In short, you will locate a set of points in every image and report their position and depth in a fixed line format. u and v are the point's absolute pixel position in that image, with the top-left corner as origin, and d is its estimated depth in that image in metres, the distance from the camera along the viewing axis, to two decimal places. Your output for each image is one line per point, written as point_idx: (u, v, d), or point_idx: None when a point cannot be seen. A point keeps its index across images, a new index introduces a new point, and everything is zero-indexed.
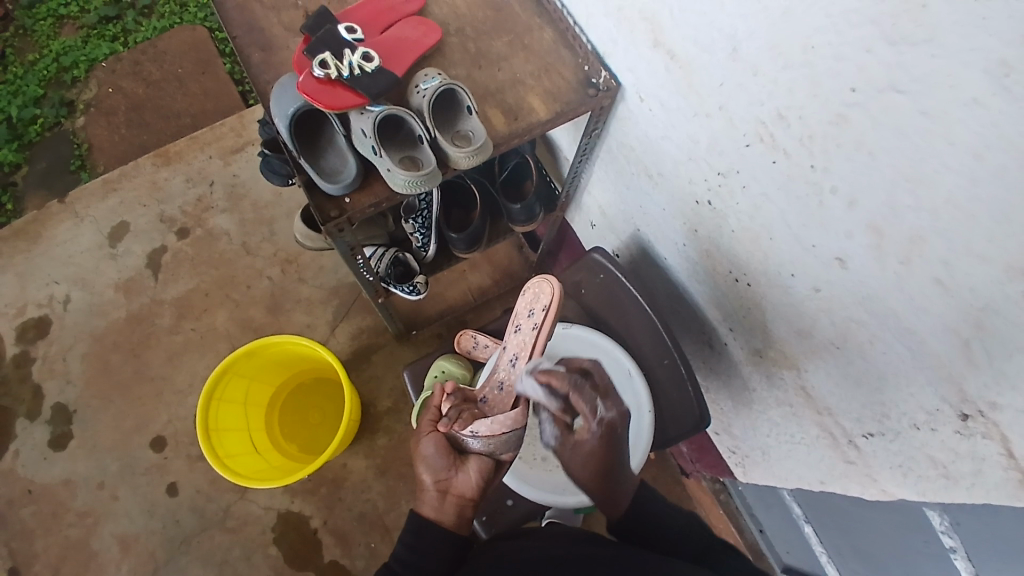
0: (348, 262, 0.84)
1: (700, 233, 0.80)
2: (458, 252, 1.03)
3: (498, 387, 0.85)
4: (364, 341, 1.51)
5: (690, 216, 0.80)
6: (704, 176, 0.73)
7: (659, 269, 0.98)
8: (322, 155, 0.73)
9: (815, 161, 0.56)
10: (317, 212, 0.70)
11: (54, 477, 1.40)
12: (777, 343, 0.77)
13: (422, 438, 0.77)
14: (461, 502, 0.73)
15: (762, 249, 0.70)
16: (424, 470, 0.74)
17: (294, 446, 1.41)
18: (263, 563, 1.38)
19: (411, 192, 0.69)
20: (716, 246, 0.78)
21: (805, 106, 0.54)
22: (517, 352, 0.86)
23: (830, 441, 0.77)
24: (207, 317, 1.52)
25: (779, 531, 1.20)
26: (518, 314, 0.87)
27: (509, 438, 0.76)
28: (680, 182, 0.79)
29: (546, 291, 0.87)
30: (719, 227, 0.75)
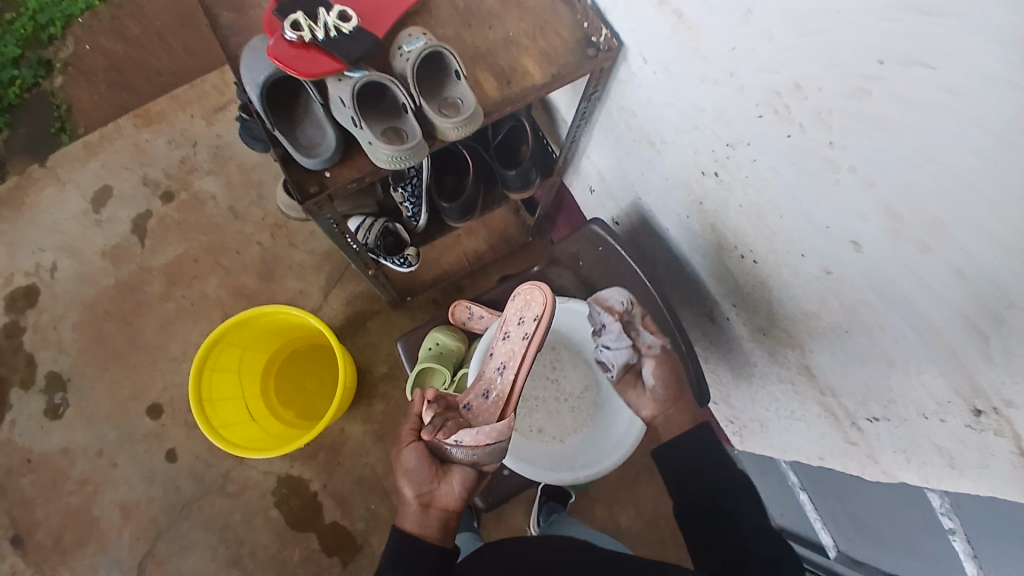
0: (332, 239, 0.81)
1: (705, 206, 0.76)
2: (451, 222, 1.00)
3: (482, 395, 0.79)
4: (358, 308, 1.49)
5: (695, 188, 0.76)
6: (710, 147, 0.68)
7: (659, 240, 0.94)
8: (300, 126, 0.68)
9: (831, 138, 0.51)
10: (294, 191, 0.66)
11: (52, 445, 1.40)
12: (783, 322, 0.75)
13: (402, 449, 0.72)
14: (445, 515, 0.70)
15: (769, 227, 0.66)
16: (405, 483, 0.70)
17: (291, 412, 1.41)
18: (264, 526, 1.40)
19: (394, 168, 0.65)
20: (721, 220, 0.74)
21: (821, 78, 0.49)
22: (504, 361, 0.80)
23: (831, 421, 0.76)
24: (197, 284, 1.49)
25: (772, 496, 1.23)
26: (507, 321, 0.81)
27: (494, 449, 0.71)
28: (684, 152, 0.74)
29: (539, 300, 0.80)
30: (724, 201, 0.71)
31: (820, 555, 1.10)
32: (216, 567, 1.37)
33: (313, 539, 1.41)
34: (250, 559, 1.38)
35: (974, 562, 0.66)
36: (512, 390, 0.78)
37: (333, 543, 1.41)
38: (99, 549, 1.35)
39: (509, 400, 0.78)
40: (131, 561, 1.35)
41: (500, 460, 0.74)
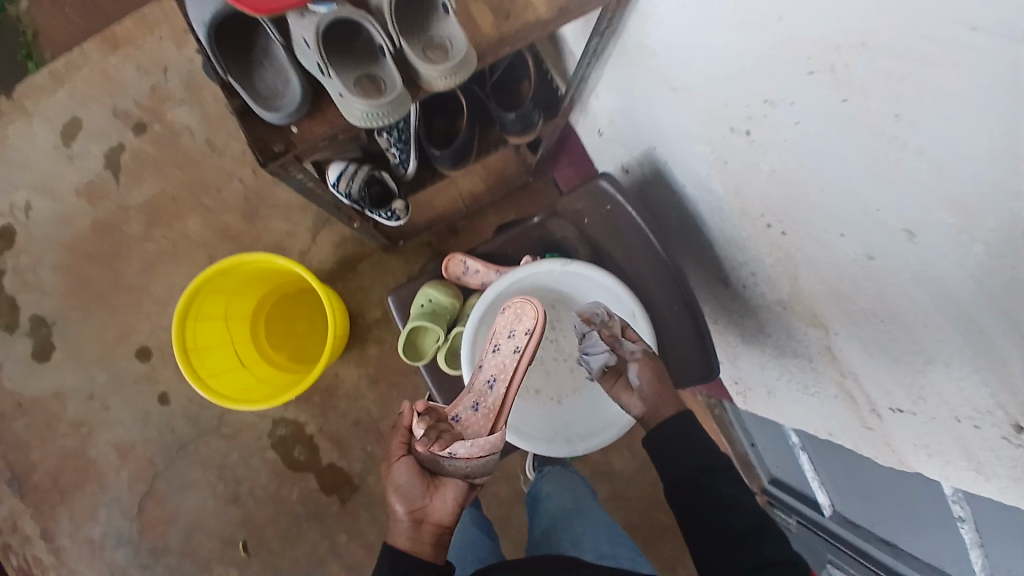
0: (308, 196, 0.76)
1: (730, 166, 0.67)
2: (443, 169, 0.92)
3: (472, 407, 0.79)
4: (348, 250, 1.41)
5: (721, 145, 0.66)
6: (745, 103, 0.59)
7: (673, 195, 0.85)
8: (259, 73, 0.59)
9: (898, 110, 0.42)
10: (256, 150, 0.58)
11: (44, 389, 1.38)
12: (807, 298, 0.68)
13: (394, 465, 0.76)
14: (438, 530, 0.75)
15: (806, 199, 0.58)
16: (397, 500, 0.74)
17: (283, 355, 1.37)
18: (262, 466, 1.41)
19: (369, 128, 0.57)
20: (749, 185, 0.66)
21: (897, 34, 0.39)
22: (494, 374, 0.80)
23: (848, 402, 0.71)
24: (178, 223, 1.40)
25: (770, 450, 1.24)
26: (498, 334, 0.81)
27: (486, 461, 0.75)
28: (711, 104, 0.64)
29: (530, 315, 0.81)
30: (755, 164, 0.62)
31: (814, 511, 1.15)
32: (216, 504, 1.40)
33: (311, 479, 1.42)
34: (250, 497, 1.40)
35: (981, 549, 0.66)
36: (503, 403, 0.79)
37: (331, 483, 1.42)
38: (99, 488, 1.37)
39: (500, 412, 0.78)
40: (132, 500, 1.37)
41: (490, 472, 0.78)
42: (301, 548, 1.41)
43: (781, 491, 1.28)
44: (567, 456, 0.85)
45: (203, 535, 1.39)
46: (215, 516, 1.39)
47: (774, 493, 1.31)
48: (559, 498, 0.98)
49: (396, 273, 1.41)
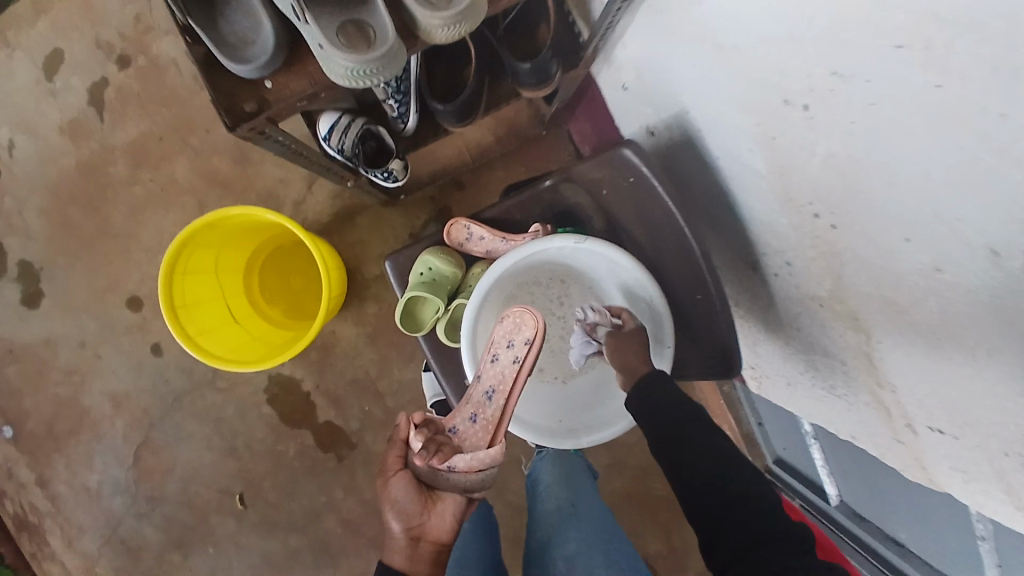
0: (291, 159, 0.78)
1: (778, 144, 0.59)
2: (448, 125, 0.86)
3: (470, 419, 0.78)
4: (345, 202, 1.33)
5: (768, 119, 0.58)
6: (806, 73, 0.50)
7: (703, 167, 0.76)
8: (229, 22, 0.64)
9: (1001, 106, 0.35)
10: (225, 114, 0.63)
11: (34, 335, 1.35)
12: (849, 299, 0.61)
13: (392, 478, 0.72)
14: (437, 548, 0.70)
15: (867, 195, 0.50)
16: (393, 515, 0.69)
17: (279, 311, 1.31)
18: (258, 421, 1.38)
19: (353, 86, 0.57)
20: (797, 167, 0.58)
21: (1011, 15, 0.31)
22: (493, 385, 0.77)
23: (880, 412, 0.66)
24: (166, 167, 1.33)
25: (779, 430, 1.21)
26: (496, 344, 0.78)
27: (485, 475, 0.74)
28: (762, 70, 0.55)
29: (529, 325, 0.79)
30: (811, 147, 0.54)
31: (818, 497, 1.13)
32: (213, 456, 1.37)
33: (307, 435, 1.39)
34: (246, 451, 1.38)
35: (998, 568, 0.65)
36: (502, 416, 0.77)
37: (327, 440, 1.39)
38: (94, 436, 1.35)
39: (499, 424, 0.77)
40: (128, 449, 1.36)
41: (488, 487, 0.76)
42: (296, 502, 1.38)
43: (785, 473, 1.25)
44: (571, 450, 0.77)
45: (199, 485, 1.37)
46: (211, 468, 1.37)
47: (777, 473, 1.29)
48: (556, 502, 0.99)
49: (396, 228, 1.33)
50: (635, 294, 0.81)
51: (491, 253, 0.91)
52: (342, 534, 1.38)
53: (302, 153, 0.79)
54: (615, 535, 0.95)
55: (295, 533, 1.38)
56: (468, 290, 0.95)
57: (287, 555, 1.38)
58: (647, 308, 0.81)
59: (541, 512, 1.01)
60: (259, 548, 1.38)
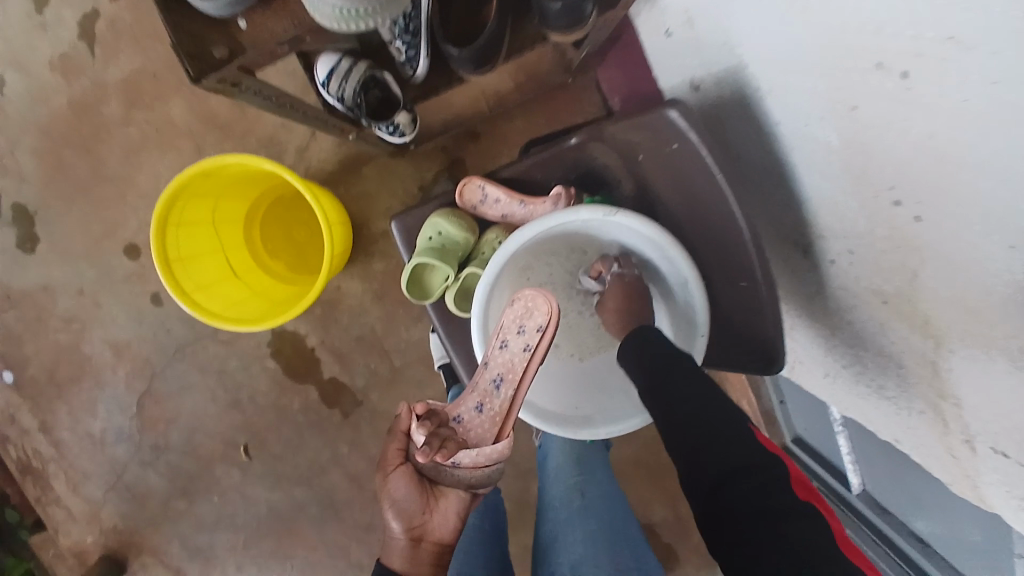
0: (278, 111, 0.77)
1: (860, 115, 0.50)
2: (464, 72, 0.76)
3: (476, 408, 0.75)
4: (351, 149, 1.23)
5: (850, 83, 0.49)
6: (908, 33, 0.41)
7: (759, 132, 0.67)
8: None
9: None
10: (189, 65, 0.62)
11: (30, 281, 1.30)
12: (922, 300, 0.54)
13: (391, 475, 0.69)
14: (438, 549, 0.68)
15: (965, 187, 0.43)
16: (394, 515, 0.67)
17: (282, 264, 1.24)
18: (262, 374, 1.34)
19: (341, 28, 0.58)
20: (881, 143, 0.49)
21: None
22: (501, 373, 0.73)
23: (935, 422, 0.60)
24: (160, 106, 1.24)
25: (802, 410, 1.15)
26: (505, 330, 0.72)
27: (491, 472, 0.72)
28: (848, 24, 0.46)
29: (542, 310, 0.73)
30: (904, 121, 0.46)
31: (837, 482, 1.08)
32: (217, 408, 1.35)
33: (312, 390, 1.35)
34: (250, 404, 1.35)
35: None
36: (510, 407, 0.73)
37: (332, 396, 1.35)
38: (97, 384, 1.33)
39: (507, 416, 0.73)
40: (131, 398, 1.34)
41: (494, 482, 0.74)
42: (302, 455, 1.37)
43: (802, 454, 1.21)
44: (585, 440, 0.73)
45: (204, 436, 1.35)
46: (215, 420, 1.35)
47: (795, 453, 1.24)
48: (565, 488, 0.90)
49: (405, 179, 1.23)
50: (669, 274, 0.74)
51: (507, 218, 0.83)
52: (348, 489, 1.37)
53: (292, 108, 0.78)
54: (630, 529, 0.86)
55: (301, 486, 1.37)
56: (480, 257, 0.88)
57: (292, 507, 1.37)
58: (681, 290, 0.73)
59: (550, 501, 0.91)
60: (264, 499, 1.37)
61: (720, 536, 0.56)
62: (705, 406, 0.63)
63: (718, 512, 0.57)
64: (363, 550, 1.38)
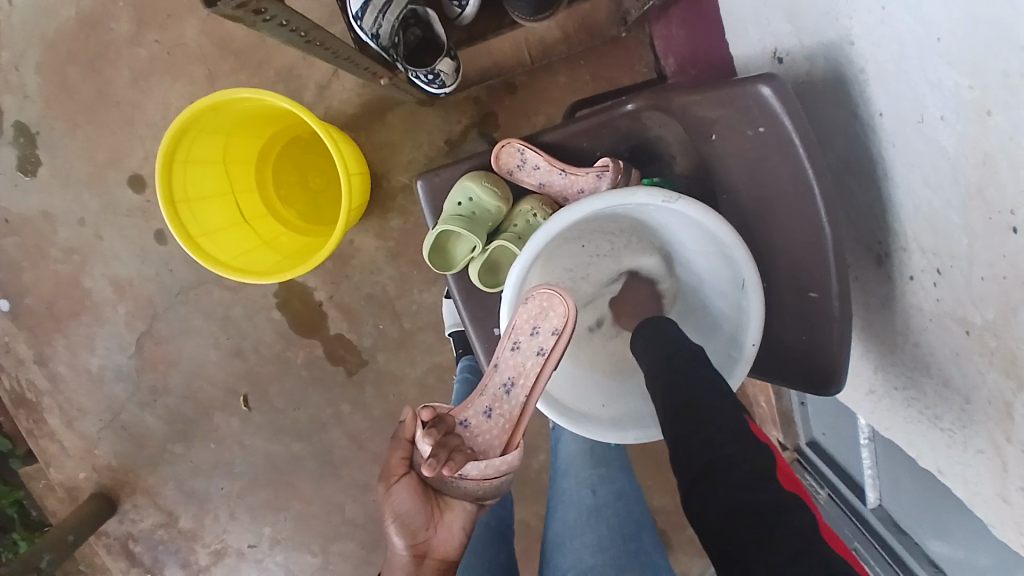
0: (301, 47, 0.66)
1: (994, 123, 0.41)
2: (521, 19, 0.77)
3: (484, 413, 0.69)
4: (375, 93, 1.14)
5: (992, 84, 0.40)
6: None
7: (853, 119, 0.58)
8: None
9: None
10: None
11: (30, 206, 1.23)
12: (1015, 340, 0.46)
13: (393, 485, 0.61)
14: (441, 566, 0.62)
15: None
16: (397, 530, 0.60)
17: (294, 214, 1.16)
18: (267, 325, 1.29)
19: None
20: (1012, 161, 0.40)
21: None
22: (512, 377, 0.68)
23: (995, 465, 0.53)
24: (174, 27, 1.15)
25: (824, 414, 1.09)
26: (517, 331, 0.65)
27: (500, 483, 0.66)
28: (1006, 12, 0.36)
29: (559, 311, 0.65)
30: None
31: (852, 494, 1.03)
32: (219, 355, 1.30)
33: (317, 345, 1.30)
34: (253, 353, 1.30)
35: None
36: (521, 414, 0.67)
37: (338, 353, 1.30)
38: (96, 320, 1.28)
39: (517, 424, 0.67)
40: (131, 337, 1.29)
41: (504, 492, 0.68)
42: (302, 410, 1.33)
43: (816, 458, 1.15)
44: (614, 443, 0.65)
45: (204, 382, 1.31)
46: (216, 366, 1.31)
47: (808, 457, 1.18)
48: (576, 485, 0.84)
49: (432, 131, 1.14)
50: (724, 274, 0.66)
51: (545, 188, 0.75)
52: (348, 447, 1.33)
53: (322, 44, 0.68)
54: (645, 538, 0.79)
55: (300, 441, 1.34)
56: (511, 230, 0.79)
57: (291, 461, 1.34)
58: (733, 292, 0.65)
59: (559, 492, 0.86)
60: (262, 450, 1.34)
61: (708, 526, 0.50)
62: (703, 393, 0.58)
63: (702, 501, 0.51)
64: (358, 510, 1.35)
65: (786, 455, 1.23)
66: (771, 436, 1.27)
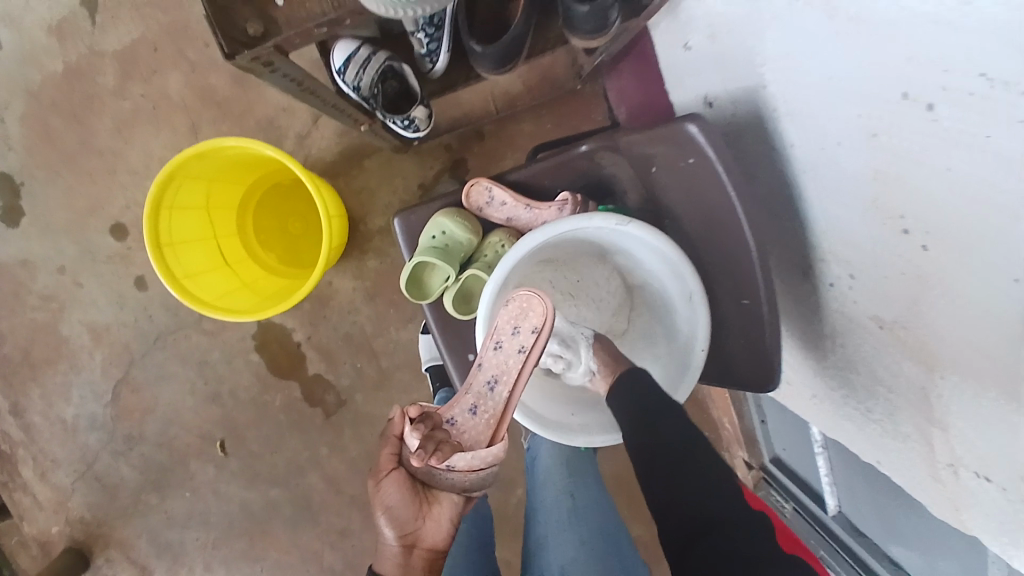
0: (299, 96, 0.74)
1: (880, 142, 0.50)
2: (485, 71, 0.84)
3: (469, 411, 0.73)
4: (352, 142, 1.22)
5: (879, 113, 0.49)
6: (948, 63, 0.40)
7: (772, 150, 0.67)
8: None
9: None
10: (223, 39, 0.61)
11: (10, 255, 1.26)
12: (920, 328, 0.54)
13: (383, 480, 0.66)
14: (430, 555, 0.67)
15: (990, 231, 0.42)
16: (388, 523, 0.65)
17: (274, 255, 1.21)
18: (244, 368, 1.31)
19: (390, 14, 0.56)
20: (900, 175, 0.49)
21: None
22: (495, 375, 0.72)
23: (923, 448, 0.59)
24: (159, 81, 1.22)
25: (784, 432, 1.15)
26: (499, 331, 0.71)
27: (483, 475, 0.70)
28: (888, 54, 0.45)
29: (537, 311, 0.71)
30: (924, 152, 0.45)
31: (816, 505, 1.08)
32: (195, 401, 1.31)
33: (295, 387, 1.32)
34: (230, 398, 1.31)
35: None
36: (504, 409, 0.72)
37: (315, 394, 1.32)
38: (71, 368, 1.28)
39: (501, 419, 0.72)
40: (107, 385, 1.29)
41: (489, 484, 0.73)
42: (280, 454, 1.33)
43: (780, 473, 1.21)
44: (582, 447, 0.72)
45: (180, 429, 1.31)
46: (193, 412, 1.31)
47: (772, 472, 1.25)
48: (554, 493, 0.88)
49: (406, 177, 1.22)
50: (673, 291, 0.73)
51: (511, 222, 0.83)
52: (325, 491, 1.33)
53: (314, 92, 0.75)
54: (622, 546, 0.85)
55: (276, 487, 1.33)
56: (482, 260, 0.86)
57: (267, 508, 1.33)
58: (682, 306, 0.73)
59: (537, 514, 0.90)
60: (238, 498, 1.33)
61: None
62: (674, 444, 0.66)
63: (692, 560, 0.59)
64: (336, 556, 1.34)
65: (752, 471, 1.31)
66: (737, 454, 1.35)
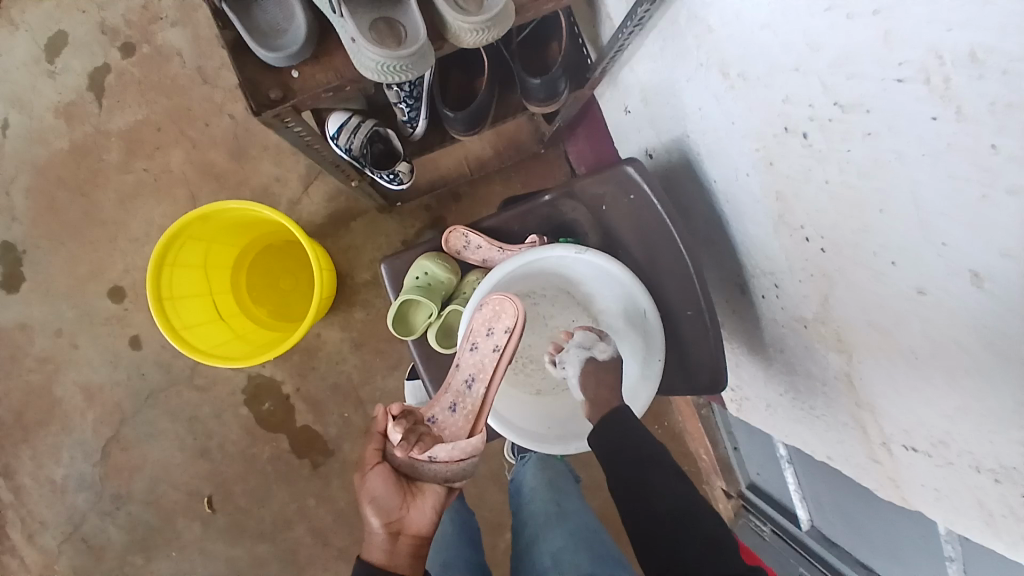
0: (304, 151, 0.86)
1: (776, 168, 0.62)
2: (456, 133, 0.98)
3: (450, 409, 0.81)
4: (340, 205, 1.34)
5: (770, 144, 0.61)
6: (811, 100, 0.53)
7: (701, 186, 0.82)
8: (262, 12, 0.73)
9: (999, 141, 0.37)
10: (251, 99, 0.72)
11: (8, 319, 1.32)
12: (835, 320, 0.64)
13: (368, 473, 0.74)
14: (415, 542, 0.72)
15: (870, 223, 0.52)
16: (373, 511, 0.71)
17: (265, 310, 1.29)
18: (234, 422, 1.34)
19: (381, 78, 0.67)
20: (795, 192, 0.61)
21: (1001, 48, 0.35)
22: (473, 373, 0.81)
23: (859, 433, 0.68)
24: (160, 156, 1.34)
25: (755, 455, 1.22)
26: (475, 333, 0.80)
27: (465, 466, 0.77)
28: (770, 98, 0.58)
29: (510, 312, 0.80)
30: (808, 170, 0.57)
31: (790, 523, 1.13)
32: (184, 457, 1.34)
33: (284, 439, 1.35)
34: (219, 453, 1.34)
35: None
36: (482, 404, 0.81)
37: (304, 446, 1.35)
38: (63, 429, 1.32)
39: (479, 413, 0.80)
40: (97, 445, 1.32)
41: (470, 477, 0.79)
42: (268, 508, 1.34)
43: (757, 498, 1.27)
44: (558, 454, 0.81)
45: (167, 486, 1.33)
46: (181, 468, 1.33)
47: (750, 498, 1.30)
48: (542, 503, 0.96)
49: (390, 234, 1.34)
50: (629, 308, 0.84)
51: (487, 263, 0.93)
52: (313, 544, 1.34)
53: (317, 148, 0.88)
54: (608, 543, 0.89)
55: (264, 542, 1.34)
56: (461, 297, 0.96)
57: (254, 565, 1.33)
58: (641, 321, 0.83)
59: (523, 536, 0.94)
60: (225, 555, 1.33)
61: None
62: (653, 469, 0.74)
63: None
64: None
65: (731, 500, 1.36)
66: (716, 485, 1.40)
